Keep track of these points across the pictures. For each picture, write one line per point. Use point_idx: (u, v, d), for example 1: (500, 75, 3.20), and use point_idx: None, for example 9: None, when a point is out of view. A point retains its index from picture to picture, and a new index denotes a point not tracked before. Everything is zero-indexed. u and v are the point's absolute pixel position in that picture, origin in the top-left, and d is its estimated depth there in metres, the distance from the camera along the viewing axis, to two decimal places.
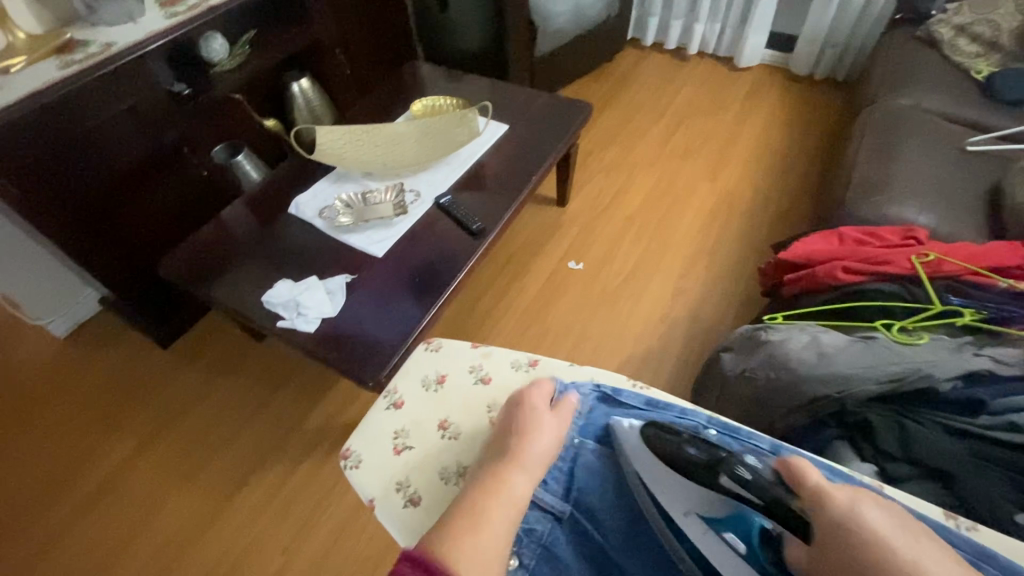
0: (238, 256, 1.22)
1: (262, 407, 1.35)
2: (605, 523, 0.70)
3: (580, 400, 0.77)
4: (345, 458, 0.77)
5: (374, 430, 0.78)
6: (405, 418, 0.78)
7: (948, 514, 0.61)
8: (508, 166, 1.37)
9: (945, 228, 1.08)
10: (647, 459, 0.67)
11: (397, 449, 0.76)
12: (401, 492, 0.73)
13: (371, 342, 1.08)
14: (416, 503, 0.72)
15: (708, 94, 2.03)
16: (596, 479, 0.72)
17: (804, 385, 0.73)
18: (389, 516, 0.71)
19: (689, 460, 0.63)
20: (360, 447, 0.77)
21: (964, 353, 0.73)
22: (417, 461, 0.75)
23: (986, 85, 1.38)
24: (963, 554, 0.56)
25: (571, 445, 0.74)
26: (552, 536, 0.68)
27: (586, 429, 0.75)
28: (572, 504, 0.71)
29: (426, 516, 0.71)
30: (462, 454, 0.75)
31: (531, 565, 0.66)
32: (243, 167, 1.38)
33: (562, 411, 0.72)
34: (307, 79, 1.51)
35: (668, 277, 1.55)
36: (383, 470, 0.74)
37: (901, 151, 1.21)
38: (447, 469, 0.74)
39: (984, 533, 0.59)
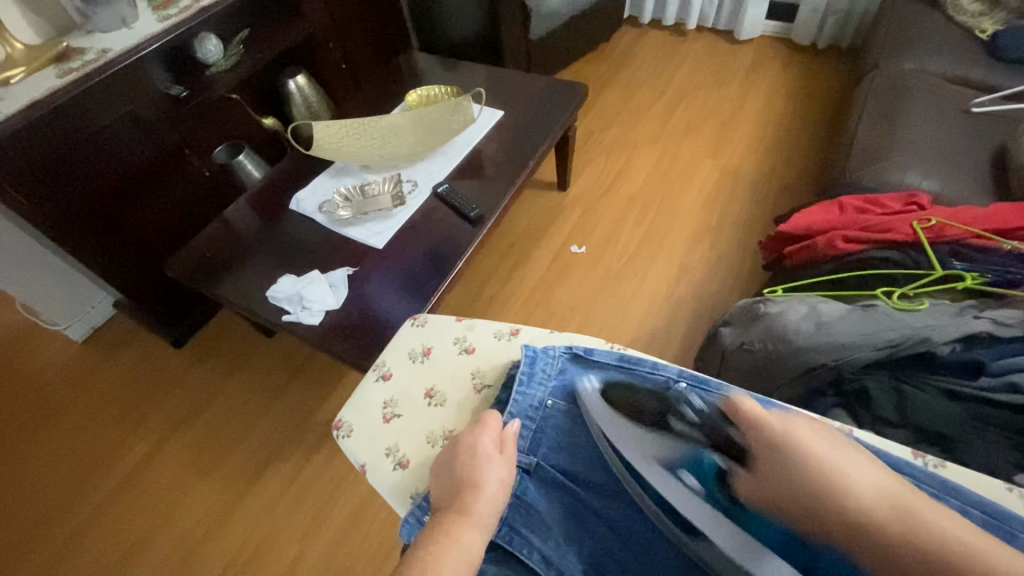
0: (241, 254, 1.24)
1: (273, 402, 1.38)
2: (579, 478, 0.67)
3: (550, 361, 0.72)
4: (338, 428, 0.76)
5: (364, 401, 0.78)
6: (393, 388, 0.78)
7: (917, 454, 0.63)
8: (504, 152, 1.37)
9: (949, 192, 1.06)
10: (607, 413, 0.67)
11: (386, 417, 0.76)
12: (390, 456, 0.73)
13: (375, 333, 1.10)
14: (405, 466, 0.73)
15: (708, 69, 2.00)
16: (577, 437, 0.69)
17: (798, 356, 0.73)
18: (380, 481, 0.72)
19: (645, 407, 0.67)
20: (352, 417, 0.77)
21: (964, 317, 0.72)
22: (406, 428, 0.75)
23: (992, 45, 1.34)
24: (927, 490, 0.58)
25: (543, 407, 0.70)
26: (521, 486, 0.67)
27: (561, 391, 0.71)
28: (539, 458, 0.68)
29: (416, 478, 0.72)
30: (449, 420, 0.75)
31: (507, 516, 0.64)
32: (244, 167, 1.41)
33: (510, 449, 0.65)
34: (303, 75, 1.52)
35: (671, 257, 1.54)
36: (374, 438, 0.75)
37: (904, 116, 1.18)
38: (434, 434, 0.74)
39: (952, 471, 0.61)
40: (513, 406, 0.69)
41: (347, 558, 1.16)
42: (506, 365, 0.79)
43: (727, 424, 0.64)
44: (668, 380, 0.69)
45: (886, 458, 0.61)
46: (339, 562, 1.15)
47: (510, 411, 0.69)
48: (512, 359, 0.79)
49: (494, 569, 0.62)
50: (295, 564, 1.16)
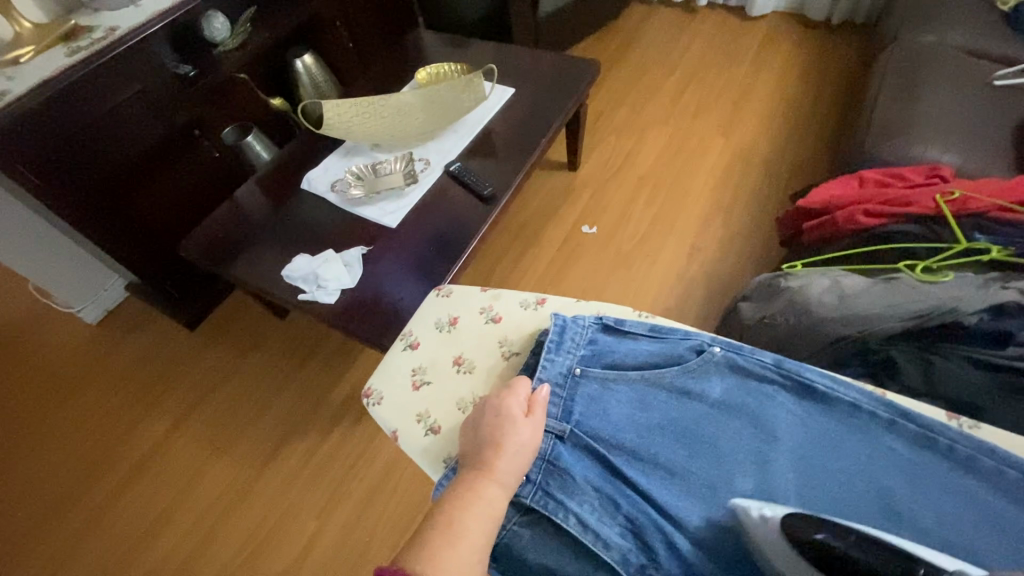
0: (255, 234, 1.24)
1: (289, 382, 1.39)
2: (610, 444, 0.66)
3: (580, 331, 0.72)
4: (367, 396, 0.77)
5: (393, 369, 0.78)
6: (421, 357, 0.79)
7: (950, 416, 0.64)
8: (515, 130, 1.35)
9: (971, 166, 1.04)
10: (795, 561, 0.51)
11: (415, 384, 0.77)
12: (422, 422, 0.74)
13: (391, 311, 1.10)
14: (436, 431, 0.73)
15: (720, 46, 1.97)
16: (606, 407, 0.68)
17: (825, 327, 0.74)
18: (412, 446, 0.73)
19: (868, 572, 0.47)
20: (381, 385, 0.77)
21: (991, 288, 0.71)
22: (436, 395, 0.75)
23: (1015, 16, 1.31)
24: (962, 450, 0.59)
25: (573, 375, 0.69)
26: (554, 451, 0.65)
27: (591, 359, 0.71)
28: (573, 424, 0.67)
29: (448, 443, 0.72)
30: (478, 386, 0.75)
31: (540, 479, 0.63)
32: (253, 148, 1.40)
33: (538, 412, 0.65)
34: (309, 54, 1.50)
35: (683, 236, 1.53)
36: (404, 405, 0.75)
37: (924, 90, 1.16)
38: (464, 400, 0.75)
39: (985, 431, 0.62)
40: (543, 369, 0.69)
41: (364, 535, 1.18)
42: (534, 332, 0.78)
43: None
44: (700, 345, 0.70)
45: (921, 418, 0.62)
46: (358, 537, 1.17)
47: (540, 373, 0.69)
48: (539, 327, 0.79)
49: (528, 532, 0.61)
50: (314, 539, 1.18)
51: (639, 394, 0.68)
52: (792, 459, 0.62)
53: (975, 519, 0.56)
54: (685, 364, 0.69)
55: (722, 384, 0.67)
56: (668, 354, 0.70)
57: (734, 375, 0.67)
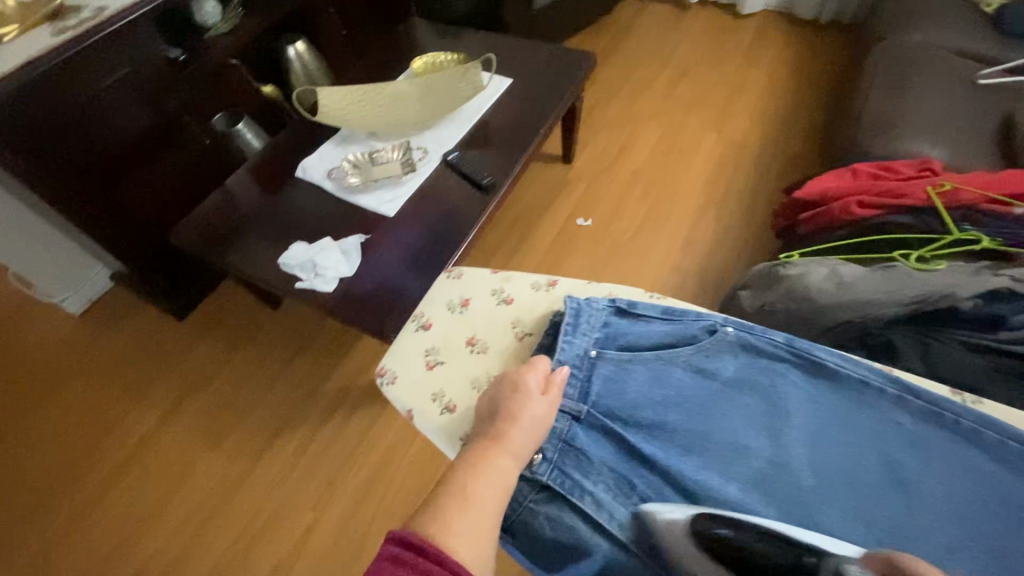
0: (249, 223, 1.22)
1: (283, 372, 1.37)
2: (625, 422, 0.66)
3: (595, 314, 0.73)
4: (382, 375, 0.79)
5: (406, 350, 0.79)
6: (435, 339, 0.80)
7: (954, 392, 0.66)
8: (513, 121, 1.35)
9: (958, 161, 1.07)
10: (699, 558, 0.52)
11: (429, 364, 0.78)
12: (437, 402, 0.75)
13: (390, 299, 1.09)
14: (452, 410, 0.74)
15: (711, 43, 1.99)
16: (622, 388, 0.68)
17: (826, 312, 0.76)
18: (427, 425, 0.73)
19: (774, 572, 0.47)
20: (395, 364, 0.78)
21: (982, 274, 0.73)
22: (450, 374, 0.76)
23: (998, 19, 1.35)
24: (966, 424, 0.61)
25: (589, 357, 0.70)
26: (570, 432, 0.66)
27: (605, 341, 0.71)
28: (590, 405, 0.67)
29: (463, 421, 0.72)
30: (492, 366, 0.76)
31: (555, 459, 0.64)
32: (244, 136, 1.38)
33: (555, 391, 0.65)
34: (303, 42, 1.48)
35: (677, 229, 1.55)
36: (418, 385, 0.76)
37: (913, 87, 1.19)
38: (478, 379, 0.75)
39: (988, 406, 0.64)
40: (561, 350, 0.70)
41: (361, 526, 1.17)
42: (546, 313, 0.79)
43: None
44: (712, 325, 0.71)
45: (927, 394, 0.63)
46: (354, 528, 1.17)
47: (559, 354, 0.70)
48: (551, 309, 0.79)
49: (545, 509, 0.62)
50: (309, 532, 1.17)
51: (655, 373, 0.68)
52: (804, 433, 0.63)
53: (977, 487, 0.59)
54: (699, 343, 0.70)
55: (735, 362, 0.69)
56: (681, 335, 0.71)
57: (746, 354, 0.69)
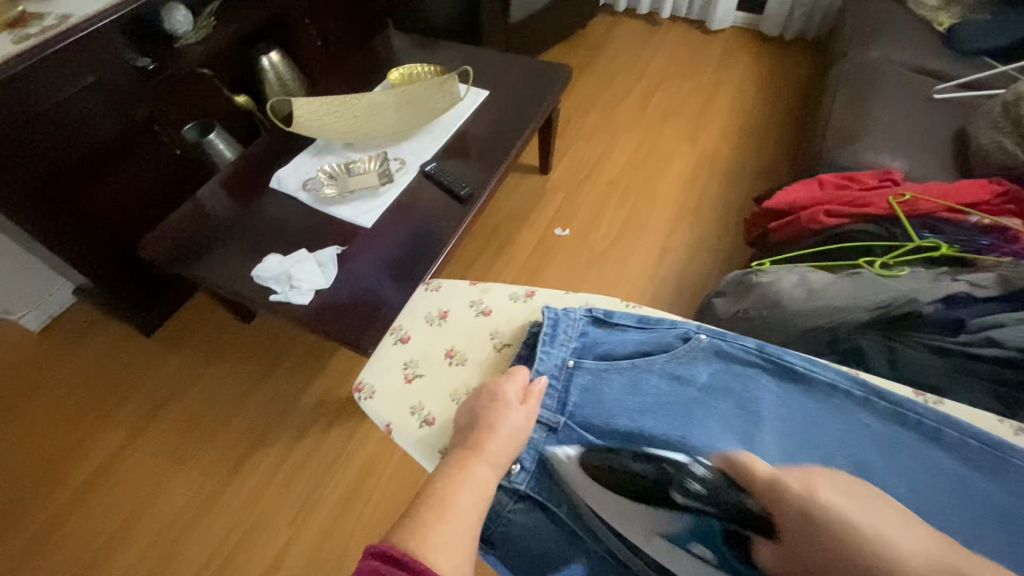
0: (221, 234, 1.20)
1: (257, 386, 1.33)
2: (603, 431, 0.66)
3: (572, 324, 0.73)
4: (359, 390, 0.77)
5: (384, 363, 0.78)
6: (414, 351, 0.79)
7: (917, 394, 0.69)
8: (490, 132, 1.36)
9: (917, 171, 1.12)
10: (587, 483, 0.61)
11: (408, 377, 0.77)
12: (416, 415, 0.73)
13: (369, 311, 1.08)
14: (431, 423, 0.73)
15: (683, 57, 2.05)
16: (599, 396, 0.68)
17: (797, 318, 0.78)
18: (406, 438, 0.72)
19: (639, 477, 0.59)
20: (372, 378, 0.77)
21: (942, 280, 0.78)
22: (429, 387, 0.75)
23: (950, 37, 1.42)
24: (929, 423, 0.64)
25: (567, 368, 0.70)
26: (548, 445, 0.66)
27: (583, 350, 0.72)
28: (568, 416, 0.67)
29: (443, 434, 0.72)
30: (472, 378, 0.75)
31: (534, 471, 0.64)
32: (216, 146, 1.37)
33: (533, 401, 0.65)
34: (277, 53, 1.47)
35: (654, 238, 1.57)
36: (398, 398, 0.75)
37: (873, 101, 1.24)
38: (458, 391, 0.74)
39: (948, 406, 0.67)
40: (539, 361, 0.70)
41: (338, 544, 1.14)
42: (526, 324, 0.79)
43: (736, 491, 0.55)
44: (687, 333, 0.72)
45: (891, 394, 0.66)
46: (332, 545, 1.14)
47: (537, 364, 0.70)
48: (530, 319, 0.80)
49: (521, 518, 0.63)
50: (285, 551, 1.13)
51: (631, 381, 0.69)
52: (777, 434, 0.64)
53: (933, 479, 0.61)
54: (674, 350, 0.71)
55: (710, 367, 0.70)
56: (658, 342, 0.72)
57: (720, 359, 0.70)
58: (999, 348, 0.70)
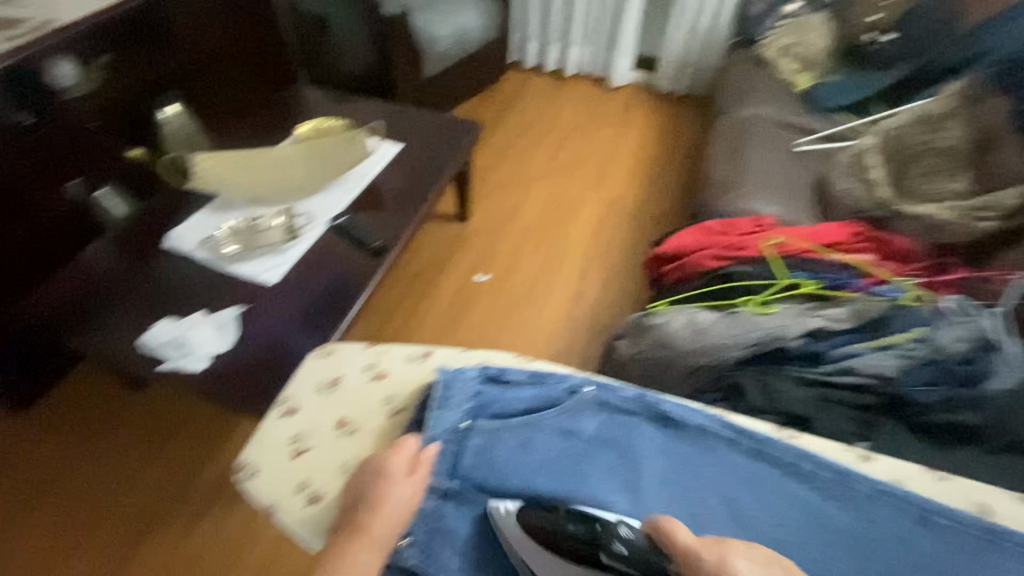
0: (108, 300, 1.12)
1: (149, 464, 1.21)
2: (500, 489, 0.68)
3: (465, 384, 0.73)
4: (238, 470, 0.72)
5: (267, 440, 0.74)
6: (301, 423, 0.75)
7: (778, 428, 0.74)
8: (402, 184, 1.37)
9: (787, 215, 1.26)
10: (523, 540, 0.62)
11: (294, 452, 0.73)
12: (302, 492, 0.70)
13: (273, 373, 1.02)
14: (318, 500, 0.70)
15: (588, 110, 2.20)
16: (496, 455, 0.69)
17: (686, 358, 0.86)
18: (289, 520, 0.69)
19: (571, 535, 0.61)
20: (254, 456, 0.73)
21: (806, 315, 0.89)
22: (317, 461, 0.72)
23: (808, 96, 1.62)
24: (824, 474, 0.67)
25: (460, 429, 0.71)
26: (440, 509, 0.67)
27: (477, 410, 0.72)
28: (460, 480, 0.68)
29: (328, 513, 0.69)
30: (362, 447, 0.73)
31: (424, 538, 0.65)
32: (105, 202, 1.28)
33: (421, 471, 0.65)
34: (174, 107, 1.36)
35: (568, 281, 1.64)
36: (282, 476, 0.71)
37: (747, 153, 1.40)
38: (348, 463, 0.72)
39: (810, 442, 0.72)
40: (430, 427, 0.70)
41: None
42: (420, 387, 0.78)
43: (658, 556, 0.58)
44: (574, 386, 0.74)
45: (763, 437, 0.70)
46: None
47: (427, 431, 0.70)
48: (424, 381, 0.79)
49: None
50: None
51: (527, 441, 0.70)
52: (665, 489, 0.67)
53: (803, 521, 0.65)
54: (562, 405, 0.72)
55: (597, 422, 0.72)
56: (547, 398, 0.73)
57: (605, 411, 0.72)
58: (851, 376, 0.82)
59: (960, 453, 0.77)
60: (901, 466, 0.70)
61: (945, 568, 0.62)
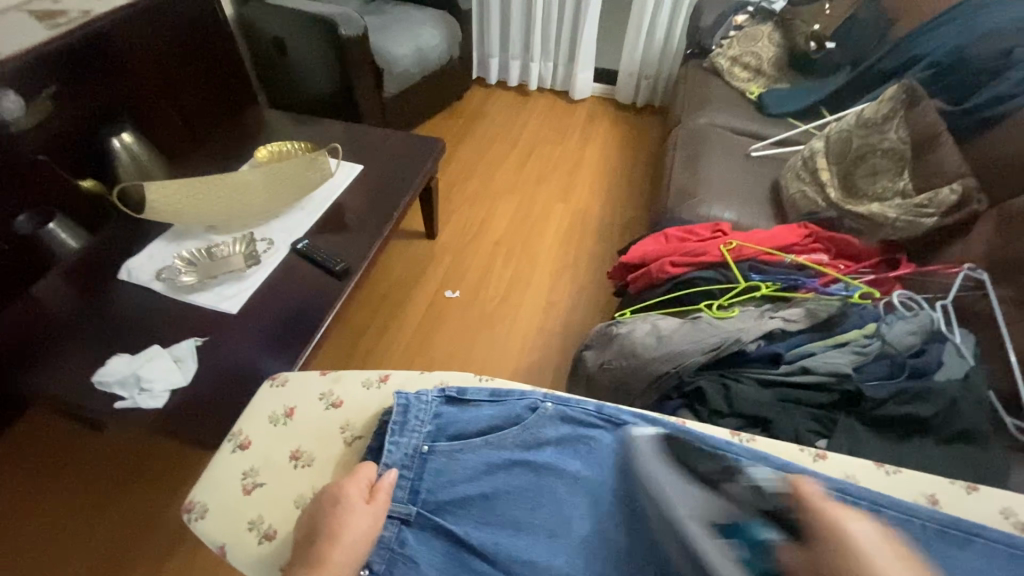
0: (58, 338, 1.07)
1: (107, 509, 1.14)
2: (458, 511, 0.66)
3: (424, 408, 0.72)
4: (189, 510, 0.71)
5: (218, 477, 0.72)
6: (254, 457, 0.74)
7: (733, 433, 0.74)
8: (367, 204, 1.37)
9: (745, 219, 1.30)
10: (659, 462, 0.66)
11: (247, 489, 0.72)
12: (254, 530, 0.68)
13: (236, 404, 0.98)
14: (271, 537, 0.68)
15: (552, 123, 2.24)
16: (456, 474, 0.68)
17: (649, 365, 0.87)
18: (242, 559, 0.67)
19: (701, 468, 0.65)
20: (206, 496, 0.71)
21: (764, 318, 0.94)
22: (271, 496, 0.70)
23: (760, 103, 1.68)
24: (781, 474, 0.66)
25: (420, 452, 0.69)
26: (399, 537, 0.64)
27: (437, 433, 0.71)
28: (419, 504, 0.66)
29: (281, 549, 0.67)
30: (317, 479, 0.72)
31: (382, 571, 0.62)
32: (58, 236, 1.22)
33: (381, 497, 0.64)
34: (131, 134, 1.33)
35: (539, 293, 1.64)
36: (234, 515, 0.69)
37: (705, 160, 1.44)
38: (303, 496, 0.70)
39: (760, 443, 0.73)
40: (387, 454, 0.69)
41: None
42: (377, 413, 0.77)
43: (791, 505, 0.60)
44: (533, 402, 0.74)
45: (710, 438, 0.70)
46: None
47: (384, 458, 0.68)
48: (382, 406, 0.78)
49: None
50: None
51: (486, 461, 0.69)
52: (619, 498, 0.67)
53: None
54: (523, 422, 0.72)
55: (556, 434, 0.71)
56: (507, 416, 0.72)
57: (566, 424, 0.72)
58: (808, 374, 0.85)
59: (915, 448, 0.77)
60: (858, 465, 0.70)
61: None
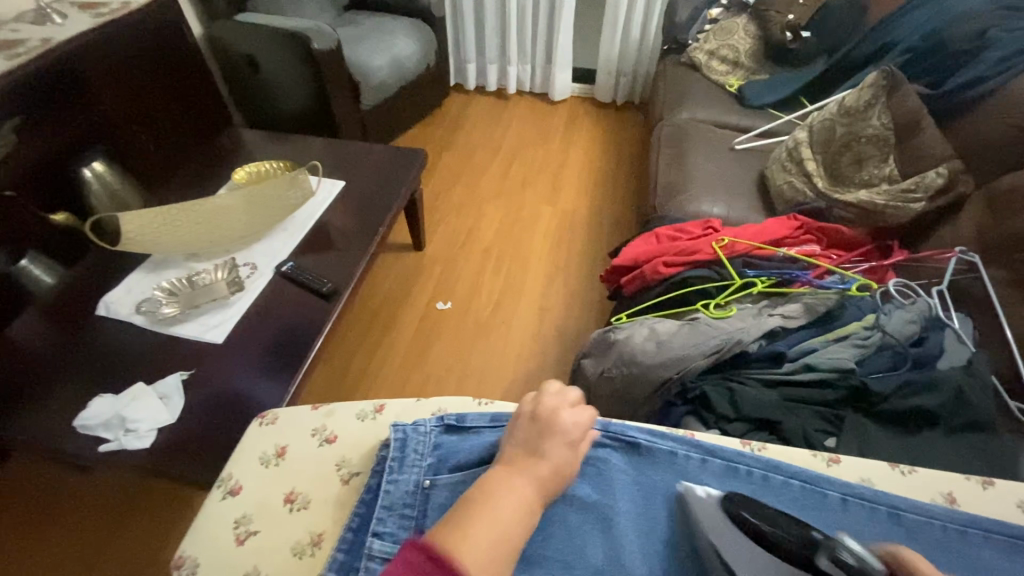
0: (37, 383, 1.02)
1: (99, 556, 1.10)
2: None
3: (422, 441, 0.71)
4: (179, 568, 0.67)
5: (209, 527, 0.69)
6: (246, 504, 0.71)
7: (745, 443, 0.73)
8: (351, 220, 1.34)
9: (735, 214, 1.29)
10: None
11: (239, 538, 0.68)
12: None
13: (227, 438, 0.95)
14: None
15: (534, 126, 2.22)
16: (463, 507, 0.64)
17: (651, 372, 0.85)
18: None
19: None
20: (196, 550, 0.68)
21: (763, 316, 0.93)
22: (266, 545, 0.67)
23: (740, 95, 1.68)
24: (799, 483, 0.65)
25: (422, 488, 0.67)
26: None
27: (437, 466, 0.68)
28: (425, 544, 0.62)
29: None
30: (315, 522, 0.69)
31: None
32: (31, 272, 1.18)
33: None
34: (101, 162, 1.28)
35: (532, 299, 1.62)
36: (227, 568, 0.66)
37: (690, 156, 1.43)
38: (300, 543, 0.67)
39: (771, 451, 0.71)
40: (385, 493, 0.66)
41: None
42: (373, 446, 0.75)
43: None
44: None
45: (722, 451, 0.68)
46: None
47: (382, 496, 0.66)
48: (378, 439, 0.76)
49: None
50: None
51: None
52: (634, 521, 0.63)
53: None
54: None
55: None
56: None
57: None
58: (812, 371, 0.84)
59: (924, 440, 0.76)
60: (871, 466, 0.69)
61: (976, 565, 0.58)
